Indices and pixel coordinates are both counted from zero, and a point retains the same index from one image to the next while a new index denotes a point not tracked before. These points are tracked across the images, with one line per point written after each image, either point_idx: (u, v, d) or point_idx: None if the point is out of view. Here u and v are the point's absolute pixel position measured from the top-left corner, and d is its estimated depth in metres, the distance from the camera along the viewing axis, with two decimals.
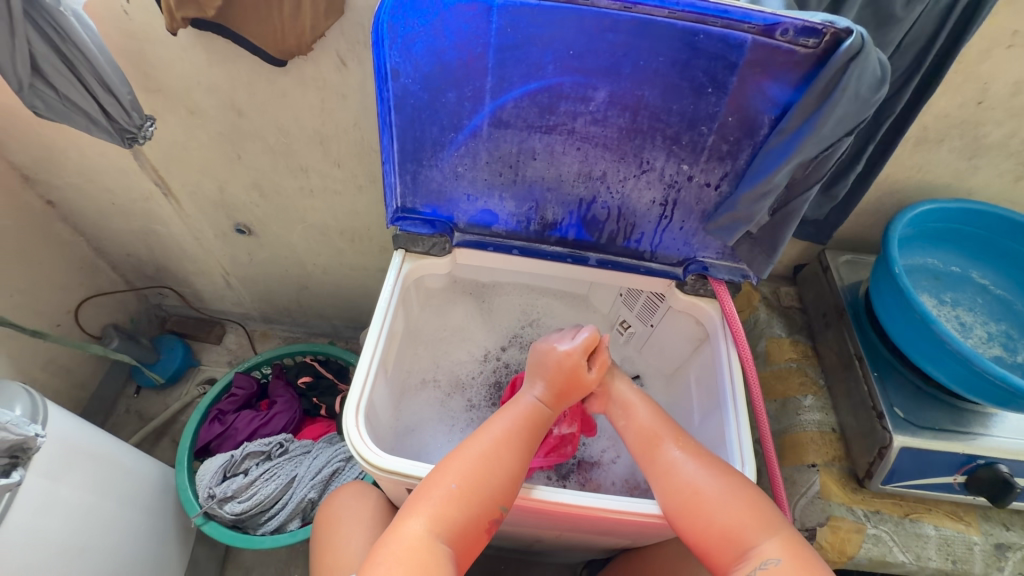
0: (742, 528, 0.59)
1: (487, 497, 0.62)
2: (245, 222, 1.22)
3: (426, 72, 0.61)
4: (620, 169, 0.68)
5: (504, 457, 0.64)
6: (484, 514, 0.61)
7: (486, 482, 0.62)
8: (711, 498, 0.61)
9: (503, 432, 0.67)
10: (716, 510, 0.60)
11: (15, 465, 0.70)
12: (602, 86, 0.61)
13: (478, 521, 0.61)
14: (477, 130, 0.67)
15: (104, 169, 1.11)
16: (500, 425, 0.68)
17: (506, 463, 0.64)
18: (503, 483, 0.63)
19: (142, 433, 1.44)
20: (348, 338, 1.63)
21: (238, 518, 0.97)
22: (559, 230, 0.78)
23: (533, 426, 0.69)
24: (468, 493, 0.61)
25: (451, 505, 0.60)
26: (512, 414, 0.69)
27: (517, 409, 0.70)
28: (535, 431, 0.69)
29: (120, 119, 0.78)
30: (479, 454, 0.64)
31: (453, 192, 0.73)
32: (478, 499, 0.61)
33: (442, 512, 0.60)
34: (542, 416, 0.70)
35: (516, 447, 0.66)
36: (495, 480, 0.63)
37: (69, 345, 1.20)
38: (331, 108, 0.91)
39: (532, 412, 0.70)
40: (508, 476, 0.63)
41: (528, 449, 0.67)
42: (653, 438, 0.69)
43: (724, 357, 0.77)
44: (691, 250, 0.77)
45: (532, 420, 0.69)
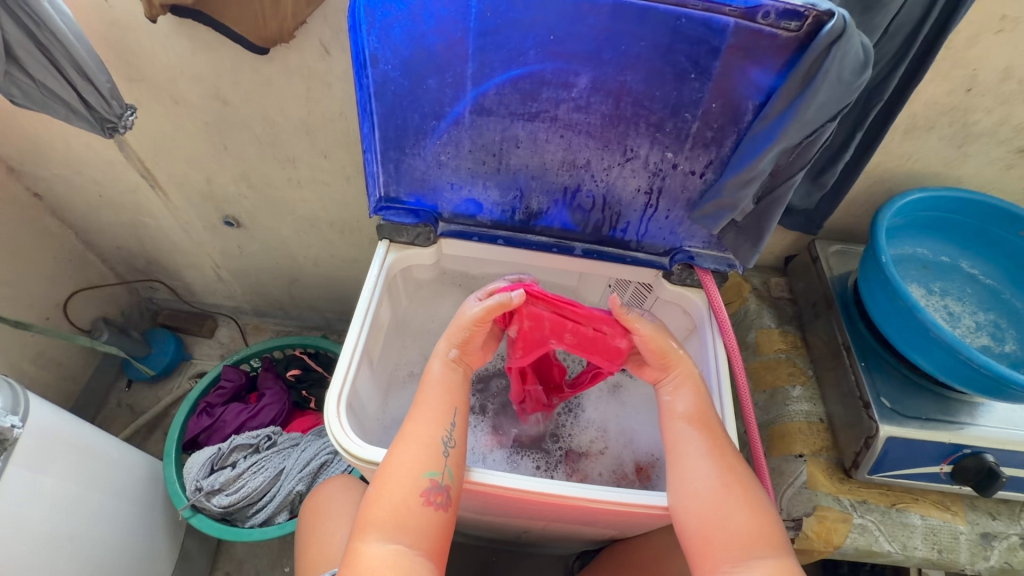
0: (751, 538, 0.59)
1: (408, 476, 0.62)
2: (234, 214, 1.21)
3: (406, 57, 0.61)
4: (604, 157, 0.68)
5: (423, 431, 0.64)
6: (413, 493, 0.61)
7: (406, 466, 0.62)
8: (729, 503, 0.61)
9: (421, 407, 0.67)
10: (728, 517, 0.60)
11: None
12: (584, 71, 0.60)
13: (411, 502, 0.61)
14: (460, 118, 0.66)
15: (90, 161, 1.10)
16: (416, 403, 0.68)
17: (421, 437, 0.64)
18: (422, 456, 0.63)
19: (133, 426, 1.43)
20: (341, 331, 1.63)
21: (226, 510, 0.97)
22: (544, 219, 0.77)
23: (445, 386, 0.68)
24: (388, 483, 0.61)
25: (380, 505, 0.61)
26: (428, 387, 0.69)
27: (430, 380, 0.69)
28: (449, 392, 0.68)
29: (100, 107, 0.77)
30: (396, 442, 0.64)
31: (436, 181, 0.73)
32: (404, 484, 0.61)
33: (380, 514, 0.60)
34: (453, 376, 0.70)
35: (432, 416, 0.66)
36: (414, 458, 0.63)
37: (57, 336, 1.20)
38: (317, 97, 0.90)
39: (444, 377, 0.69)
40: (427, 448, 0.63)
41: (444, 409, 0.67)
42: (685, 422, 0.67)
43: (711, 347, 0.76)
44: (677, 239, 0.76)
45: (444, 384, 0.69)
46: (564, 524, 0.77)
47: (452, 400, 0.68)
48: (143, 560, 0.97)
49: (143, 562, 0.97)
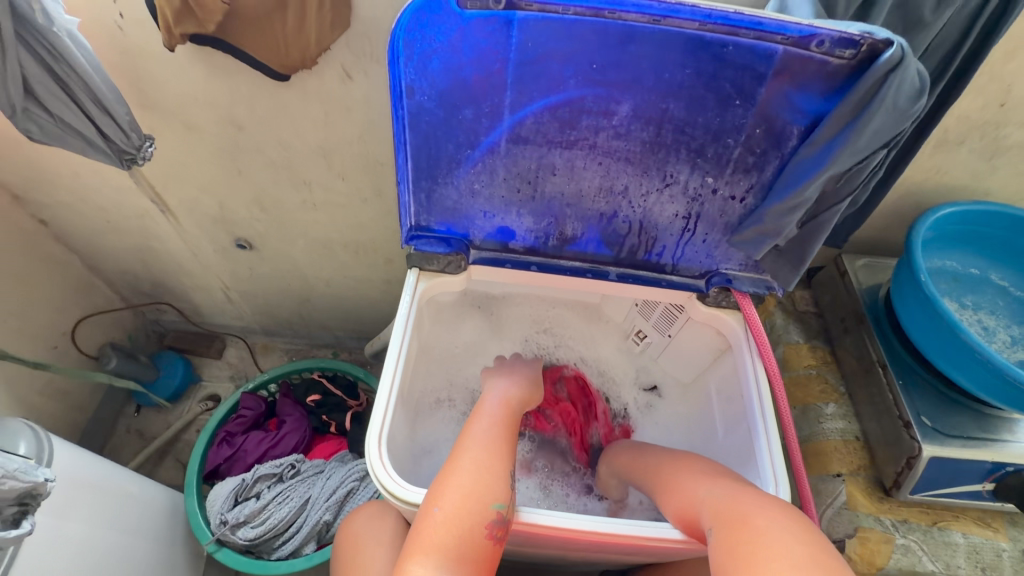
0: (696, 485, 0.63)
1: (477, 504, 0.60)
2: (246, 237, 1.19)
3: (442, 88, 0.59)
4: (642, 183, 0.66)
5: (483, 458, 0.65)
6: (480, 523, 0.59)
7: (473, 491, 0.61)
8: (673, 475, 0.68)
9: (477, 437, 0.69)
10: (678, 479, 0.66)
11: (25, 513, 0.63)
12: (625, 99, 0.59)
13: (476, 533, 0.59)
14: (495, 147, 0.64)
15: (98, 187, 1.08)
16: (472, 433, 0.69)
17: (485, 466, 0.64)
18: (488, 486, 0.62)
19: (144, 453, 1.40)
20: (352, 349, 1.60)
21: (251, 544, 0.94)
22: (577, 245, 0.75)
23: (502, 423, 0.72)
24: (457, 511, 0.59)
25: (443, 530, 0.58)
26: (480, 419, 0.72)
27: (483, 413, 0.73)
28: (507, 429, 0.72)
29: (117, 139, 0.75)
30: (456, 467, 0.64)
31: (468, 210, 0.71)
32: (471, 512, 0.59)
33: (439, 540, 0.57)
34: (506, 416, 0.74)
35: (490, 448, 0.67)
36: (481, 487, 0.62)
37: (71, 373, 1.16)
38: (336, 121, 0.88)
39: (501, 411, 0.74)
40: (490, 476, 0.63)
41: (507, 446, 0.69)
42: (667, 482, 0.68)
43: (750, 370, 0.75)
44: (713, 262, 0.75)
45: (497, 420, 0.72)
46: (606, 554, 0.75)
47: (509, 436, 0.71)
48: None
49: None
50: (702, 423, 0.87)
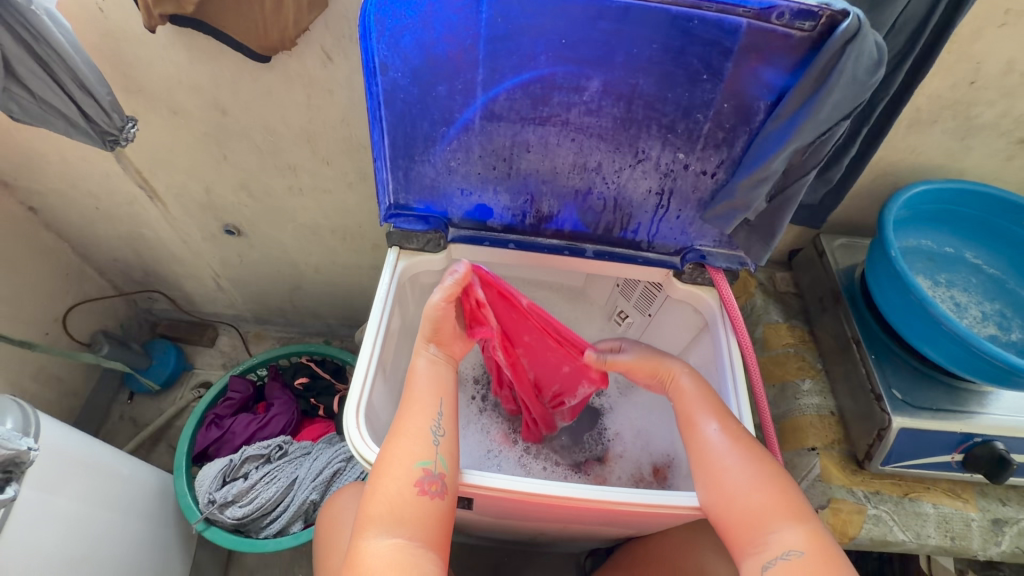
0: (766, 513, 0.61)
1: (402, 468, 0.62)
2: (234, 223, 1.20)
3: (415, 65, 0.60)
4: (616, 159, 0.67)
5: (414, 422, 0.65)
6: (407, 483, 0.61)
7: (399, 456, 0.63)
8: (735, 481, 0.63)
9: (407, 401, 0.68)
10: (742, 494, 0.62)
11: (8, 480, 0.68)
12: (595, 75, 0.60)
13: (407, 494, 0.61)
14: (470, 124, 0.65)
15: (87, 174, 1.09)
16: (408, 398, 0.68)
17: (410, 429, 0.65)
18: (411, 448, 0.63)
19: (137, 439, 1.42)
20: (344, 337, 1.62)
21: (239, 522, 0.96)
22: (554, 222, 0.77)
23: (430, 376, 0.70)
24: (384, 477, 0.61)
25: (377, 499, 0.61)
26: (414, 384, 0.70)
27: (416, 376, 0.71)
28: (439, 388, 0.69)
29: (100, 121, 0.76)
30: (387, 435, 0.65)
31: (446, 187, 0.72)
32: (398, 477, 0.61)
33: (375, 509, 0.60)
34: (438, 369, 0.71)
35: (420, 410, 0.67)
36: (403, 450, 0.63)
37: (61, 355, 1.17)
38: (319, 104, 0.89)
39: (432, 370, 0.71)
40: (414, 438, 0.64)
41: (431, 399, 0.68)
42: (691, 417, 0.70)
43: (724, 345, 0.77)
44: (688, 239, 0.76)
45: (429, 377, 0.70)
46: (584, 525, 0.77)
47: (438, 391, 0.69)
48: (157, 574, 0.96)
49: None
50: None
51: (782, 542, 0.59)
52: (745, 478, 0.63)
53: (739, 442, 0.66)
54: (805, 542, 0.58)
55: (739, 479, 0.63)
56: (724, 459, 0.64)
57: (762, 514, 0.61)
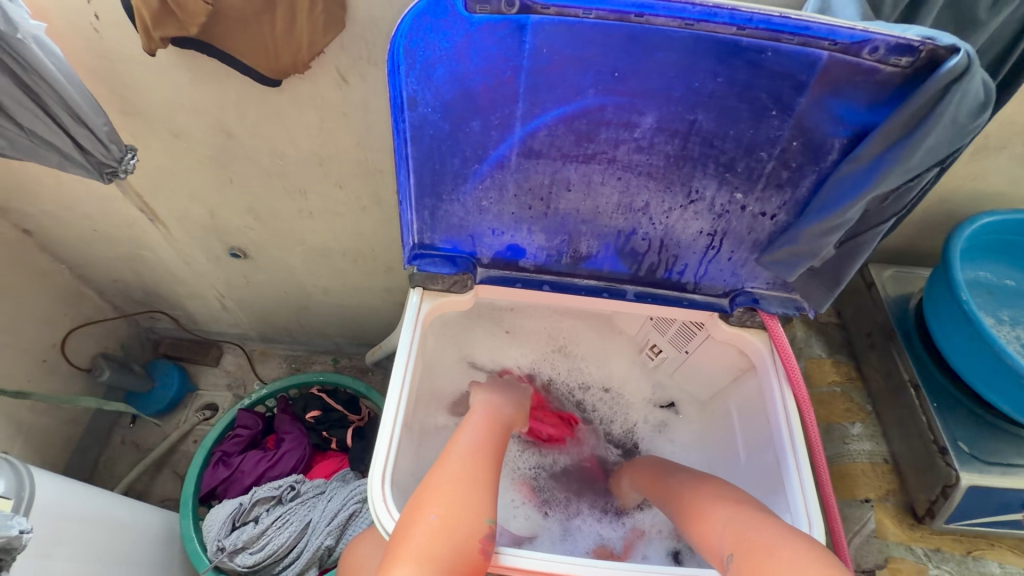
0: (706, 510, 0.64)
1: (471, 514, 0.57)
2: (240, 246, 1.13)
3: (447, 99, 0.54)
4: (665, 198, 0.61)
5: (473, 472, 0.62)
6: (473, 535, 0.56)
7: (467, 501, 0.58)
8: (688, 496, 0.68)
9: (460, 449, 0.66)
10: (693, 501, 0.67)
11: None
12: (649, 110, 0.53)
13: (466, 544, 0.55)
14: (505, 160, 0.59)
15: (84, 197, 1.02)
16: (480, 446, 0.67)
17: (480, 474, 0.62)
18: (480, 499, 0.59)
19: (140, 466, 1.37)
20: (352, 355, 1.57)
21: (251, 570, 0.91)
22: (592, 262, 0.70)
23: (486, 434, 0.71)
24: (452, 518, 0.56)
25: (436, 540, 0.53)
26: (468, 432, 0.70)
27: (470, 427, 0.71)
28: (495, 441, 0.70)
29: (96, 153, 0.69)
30: (447, 470, 0.61)
31: (476, 227, 0.66)
32: (464, 525, 0.56)
33: (432, 546, 0.53)
34: (493, 427, 0.73)
35: (478, 461, 0.65)
36: (474, 499, 0.59)
37: (55, 400, 1.08)
38: (331, 127, 0.83)
39: (489, 424, 0.73)
40: (484, 489, 0.61)
41: (493, 462, 0.66)
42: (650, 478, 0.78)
43: (778, 397, 0.70)
44: (738, 281, 0.70)
45: (484, 434, 0.70)
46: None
47: (495, 452, 0.68)
48: None
49: None
50: (720, 442, 0.84)
51: (720, 526, 0.60)
52: (706, 498, 0.65)
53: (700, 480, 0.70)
54: (727, 519, 0.60)
55: (699, 497, 0.66)
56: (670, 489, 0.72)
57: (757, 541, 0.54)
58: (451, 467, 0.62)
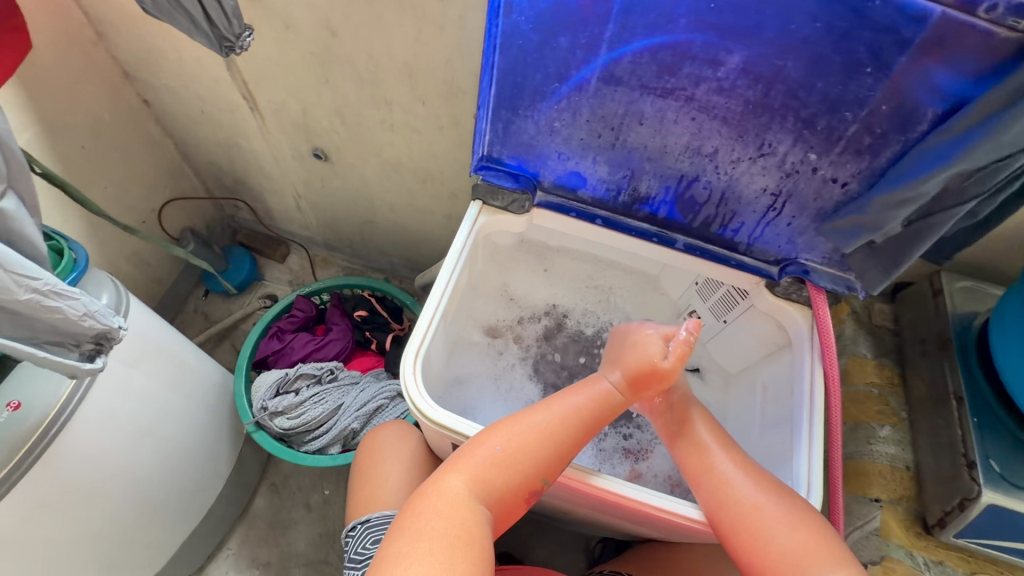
0: (802, 555, 0.58)
1: (532, 463, 0.63)
2: (323, 147, 1.21)
3: (541, 10, 0.55)
4: (735, 148, 0.61)
5: (558, 431, 0.65)
6: (526, 481, 0.63)
7: (536, 452, 0.63)
8: (769, 519, 0.60)
9: (564, 406, 0.67)
10: (773, 531, 0.60)
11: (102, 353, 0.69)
12: (737, 49, 0.53)
13: (518, 487, 0.62)
14: (584, 84, 0.61)
15: (199, 76, 1.12)
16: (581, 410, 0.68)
17: (559, 438, 0.65)
18: (550, 456, 0.64)
19: (206, 334, 1.54)
20: (403, 277, 1.66)
21: (285, 433, 1.02)
22: (649, 205, 0.71)
23: (601, 406, 0.68)
24: (512, 457, 0.62)
25: (495, 468, 0.62)
26: (584, 392, 0.69)
27: (592, 389, 0.69)
28: (604, 414, 0.68)
29: (220, 25, 0.76)
30: (531, 422, 0.65)
31: (544, 148, 0.68)
32: (519, 467, 0.62)
33: (484, 472, 0.61)
34: (617, 401, 0.69)
35: (573, 422, 0.66)
36: (545, 450, 0.63)
37: (156, 242, 1.24)
38: (426, 39, 0.86)
39: (604, 395, 0.69)
40: (556, 452, 0.64)
41: (588, 428, 0.67)
42: (693, 475, 0.67)
43: (807, 374, 0.69)
44: (793, 250, 0.69)
45: (603, 403, 0.68)
46: (614, 517, 0.77)
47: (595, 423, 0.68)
48: (203, 460, 1.05)
49: (203, 462, 1.05)
50: (739, 414, 0.85)
51: None
52: (790, 532, 0.59)
53: (722, 433, 0.70)
54: None
55: (777, 527, 0.60)
56: (751, 500, 0.62)
57: (804, 555, 0.58)
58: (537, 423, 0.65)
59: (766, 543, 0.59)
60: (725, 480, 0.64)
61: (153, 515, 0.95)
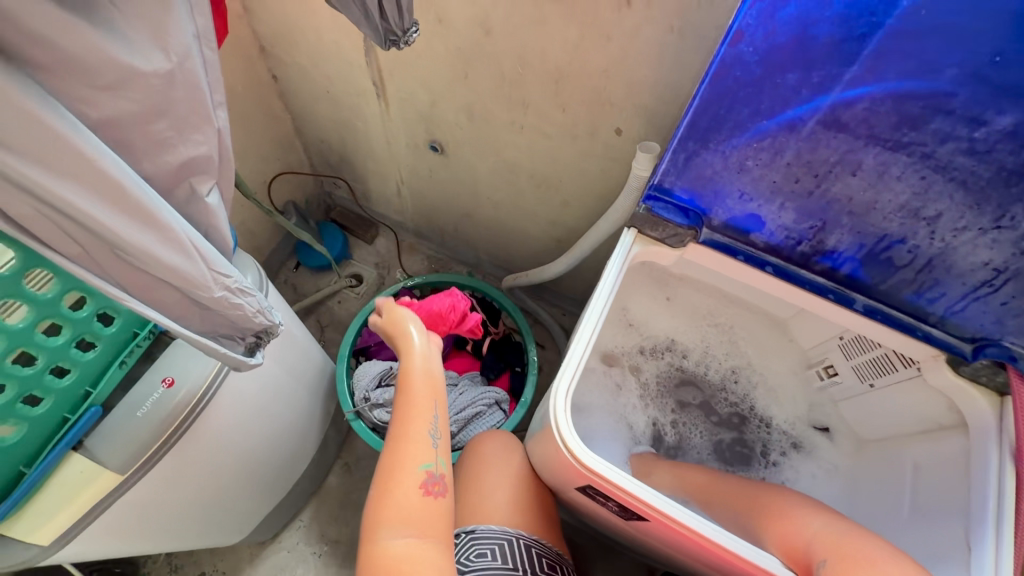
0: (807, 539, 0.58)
1: (403, 463, 0.58)
2: (441, 140, 1.20)
3: (776, 43, 0.50)
4: (964, 215, 0.54)
5: (409, 428, 0.60)
6: (412, 486, 0.57)
7: (398, 457, 0.59)
8: (786, 509, 0.64)
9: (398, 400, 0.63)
10: (786, 522, 0.61)
11: None
12: (1011, 110, 0.46)
13: (414, 498, 0.57)
14: (798, 125, 0.55)
15: (334, 58, 1.12)
16: (411, 400, 0.62)
17: (404, 435, 0.60)
18: (412, 445, 0.59)
19: (295, 306, 1.58)
20: (487, 273, 1.65)
21: (383, 426, 1.01)
22: (830, 259, 0.65)
23: (427, 385, 0.64)
24: (397, 473, 0.58)
25: (403, 491, 0.57)
26: (406, 385, 0.64)
27: (410, 376, 0.64)
28: (430, 385, 0.65)
29: (391, 19, 0.74)
30: (398, 441, 0.60)
31: (725, 185, 0.63)
32: (409, 479, 0.58)
33: (400, 504, 0.56)
34: (433, 372, 0.66)
35: (410, 411, 0.62)
36: (406, 449, 0.59)
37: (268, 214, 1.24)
38: (588, 47, 0.82)
39: (424, 362, 0.66)
40: (401, 441, 0.60)
41: (420, 407, 0.62)
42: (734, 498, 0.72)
43: (993, 471, 0.61)
44: (997, 330, 0.61)
45: (426, 380, 0.64)
46: None
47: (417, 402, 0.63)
48: (299, 438, 1.07)
49: (298, 440, 1.07)
50: (877, 488, 0.78)
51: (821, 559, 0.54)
52: (808, 515, 0.61)
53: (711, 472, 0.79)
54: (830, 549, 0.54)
55: (795, 515, 0.62)
56: (777, 503, 0.66)
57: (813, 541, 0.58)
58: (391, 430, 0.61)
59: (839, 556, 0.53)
60: (775, 505, 0.65)
61: (252, 485, 0.99)
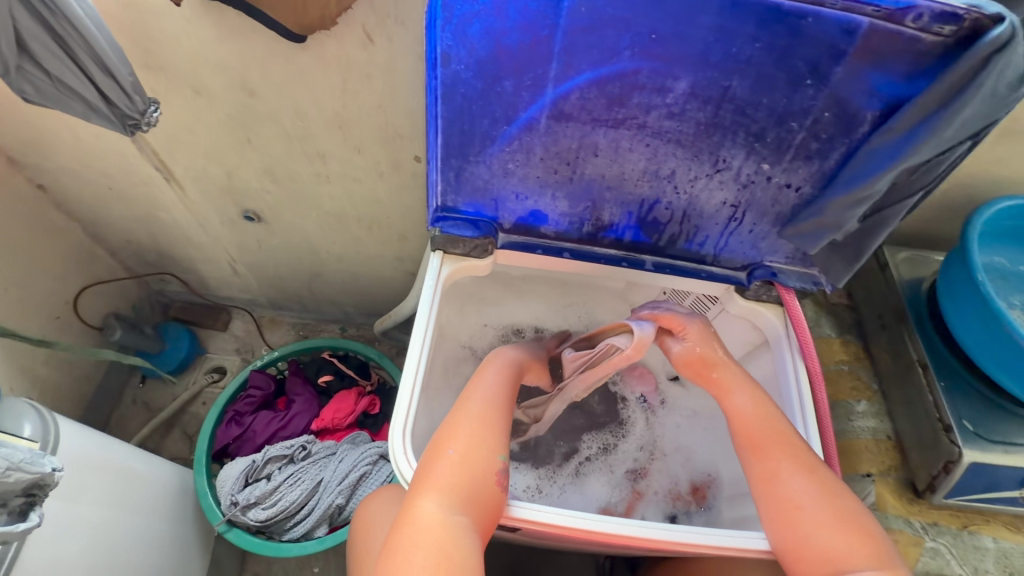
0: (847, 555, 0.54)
1: (484, 453, 0.60)
2: (255, 209, 1.13)
3: (481, 57, 0.53)
4: (691, 167, 0.61)
5: (481, 411, 0.64)
6: (488, 469, 0.59)
7: (483, 439, 0.61)
8: (807, 507, 0.57)
9: (482, 390, 0.67)
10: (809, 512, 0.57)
11: (32, 505, 0.56)
12: (683, 75, 0.53)
13: (483, 480, 0.58)
14: (533, 122, 0.59)
15: (102, 153, 1.02)
16: (476, 385, 0.68)
17: (491, 426, 0.63)
18: (493, 437, 0.62)
19: (151, 425, 1.40)
20: (360, 324, 1.58)
21: (263, 525, 0.93)
22: (613, 231, 0.71)
23: (510, 378, 0.71)
24: (464, 457, 0.59)
25: (452, 470, 0.58)
26: (487, 372, 0.71)
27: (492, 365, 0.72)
28: (513, 385, 0.71)
29: (121, 104, 0.68)
30: (459, 425, 0.62)
31: (500, 190, 0.66)
32: (479, 459, 0.59)
33: (450, 478, 0.57)
34: (513, 363, 0.74)
35: (490, 399, 0.66)
36: (485, 436, 0.61)
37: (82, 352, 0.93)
38: (355, 89, 0.82)
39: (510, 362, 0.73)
40: (489, 432, 0.62)
41: (509, 402, 0.68)
42: (753, 439, 0.63)
43: (790, 369, 0.70)
44: (757, 254, 0.71)
45: (505, 375, 0.71)
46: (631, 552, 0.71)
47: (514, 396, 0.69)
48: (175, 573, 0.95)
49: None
50: None
51: None
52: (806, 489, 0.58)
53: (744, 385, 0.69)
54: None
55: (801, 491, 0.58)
56: (800, 488, 0.58)
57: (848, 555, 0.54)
58: (460, 416, 0.63)
59: (813, 546, 0.55)
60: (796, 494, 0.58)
61: None
